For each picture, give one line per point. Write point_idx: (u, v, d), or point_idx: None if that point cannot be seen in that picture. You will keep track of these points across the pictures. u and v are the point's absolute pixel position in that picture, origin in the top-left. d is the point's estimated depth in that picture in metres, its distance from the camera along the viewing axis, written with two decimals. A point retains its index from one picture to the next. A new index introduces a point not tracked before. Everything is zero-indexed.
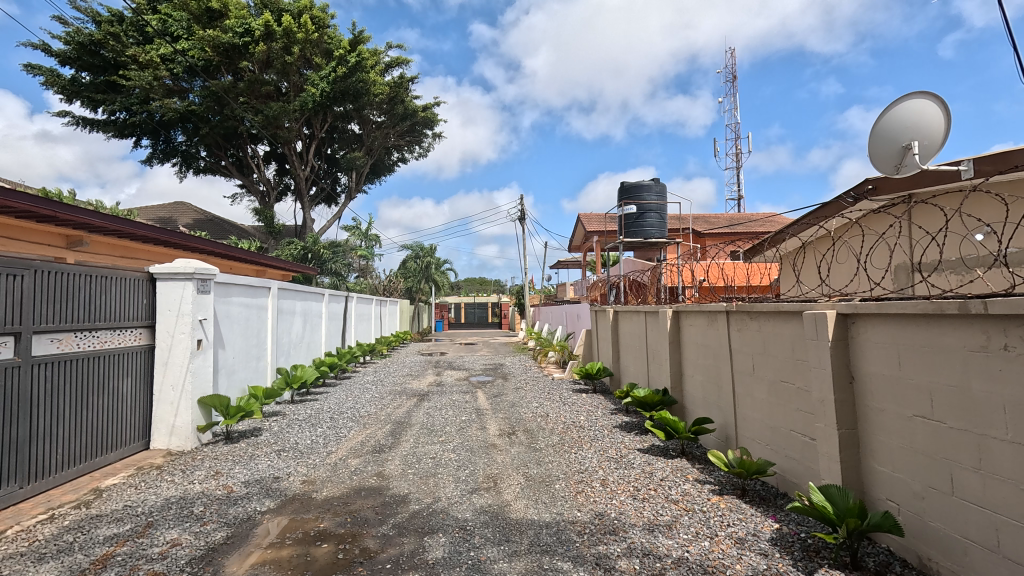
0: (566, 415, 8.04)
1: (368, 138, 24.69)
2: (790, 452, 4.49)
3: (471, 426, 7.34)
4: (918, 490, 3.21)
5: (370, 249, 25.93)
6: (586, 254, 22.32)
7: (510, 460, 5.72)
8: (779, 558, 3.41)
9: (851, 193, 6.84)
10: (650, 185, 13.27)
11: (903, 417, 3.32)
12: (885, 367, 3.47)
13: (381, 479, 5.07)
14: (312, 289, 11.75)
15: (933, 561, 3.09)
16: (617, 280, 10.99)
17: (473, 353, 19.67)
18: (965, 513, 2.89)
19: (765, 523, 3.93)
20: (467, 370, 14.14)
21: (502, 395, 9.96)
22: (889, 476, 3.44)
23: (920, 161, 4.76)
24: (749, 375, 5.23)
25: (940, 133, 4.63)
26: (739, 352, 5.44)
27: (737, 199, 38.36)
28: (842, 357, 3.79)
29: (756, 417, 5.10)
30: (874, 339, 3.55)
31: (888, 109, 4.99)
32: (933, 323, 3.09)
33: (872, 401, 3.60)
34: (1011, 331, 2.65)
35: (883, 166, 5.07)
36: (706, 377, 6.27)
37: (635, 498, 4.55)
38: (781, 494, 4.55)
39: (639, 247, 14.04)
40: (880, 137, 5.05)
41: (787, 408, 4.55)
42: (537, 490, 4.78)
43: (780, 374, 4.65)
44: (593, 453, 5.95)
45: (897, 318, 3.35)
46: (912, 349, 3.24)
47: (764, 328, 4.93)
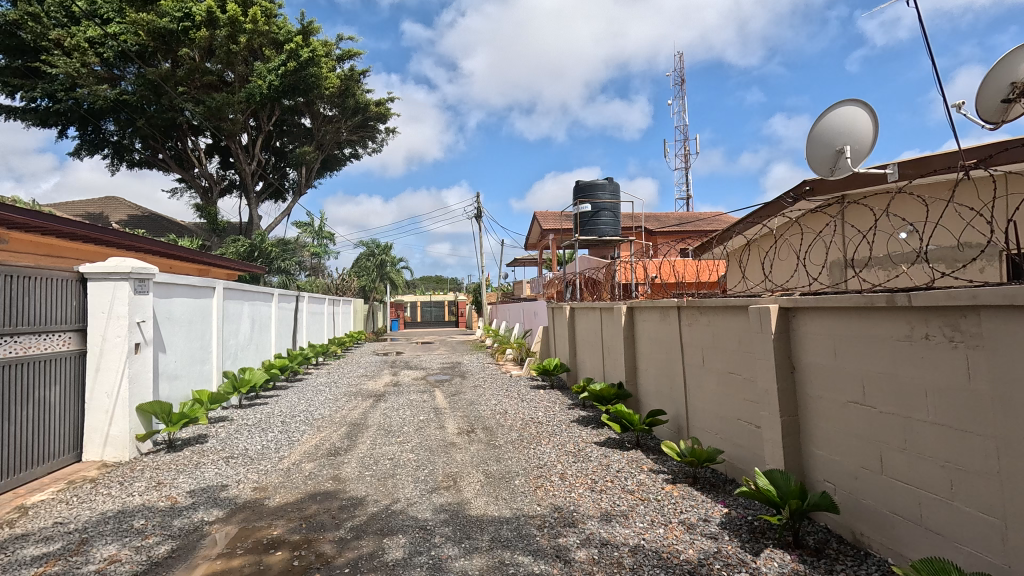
0: (524, 412, 8.08)
1: (319, 132, 23.88)
2: (738, 440, 4.72)
3: (429, 425, 7.29)
4: (852, 470, 3.46)
5: (321, 247, 25.14)
6: (542, 252, 22.44)
7: (469, 458, 5.71)
8: (728, 541, 3.57)
9: (790, 194, 7.20)
10: (604, 185, 13.53)
11: (839, 403, 3.56)
12: (822, 358, 3.71)
13: (339, 483, 4.96)
14: (261, 289, 11.27)
15: (865, 536, 3.34)
16: (574, 278, 11.17)
17: (430, 352, 19.43)
18: (893, 490, 3.14)
19: (715, 508, 4.12)
20: (424, 369, 13.98)
21: (460, 394, 9.93)
22: (826, 458, 3.69)
23: (852, 165, 5.09)
24: (699, 367, 5.45)
25: (869, 139, 5.00)
26: (691, 346, 5.64)
27: (687, 198, 39.21)
28: (784, 350, 4.02)
29: (707, 408, 5.32)
30: (813, 331, 3.79)
31: (823, 115, 5.32)
32: (864, 315, 3.33)
33: (811, 390, 3.82)
34: (931, 321, 2.89)
35: (819, 168, 5.40)
36: (660, 370, 6.47)
37: (593, 490, 4.65)
38: (729, 480, 4.78)
39: (594, 245, 14.29)
40: (817, 141, 5.38)
41: (734, 398, 4.77)
42: (497, 486, 4.80)
43: (728, 366, 4.87)
44: (551, 448, 6.03)
45: (832, 311, 3.58)
46: (846, 340, 3.48)
47: (714, 323, 5.14)
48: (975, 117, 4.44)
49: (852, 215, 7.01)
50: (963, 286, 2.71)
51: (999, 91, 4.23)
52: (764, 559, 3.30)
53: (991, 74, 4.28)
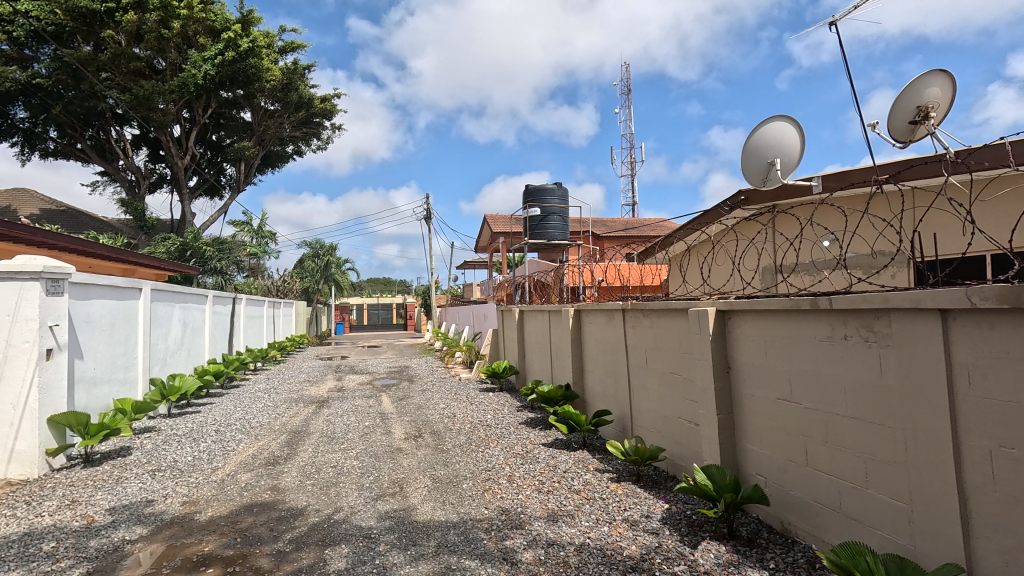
0: (473, 415, 8.05)
1: (259, 127, 22.82)
2: (679, 438, 4.91)
3: (374, 431, 7.11)
4: (781, 463, 3.68)
5: (261, 247, 24.03)
6: (493, 254, 22.46)
7: (416, 463, 5.62)
8: (669, 535, 3.71)
9: (727, 202, 7.58)
10: (553, 189, 13.74)
11: (769, 400, 3.78)
12: (754, 357, 3.92)
13: (277, 493, 4.74)
14: (193, 290, 10.63)
15: (793, 525, 3.56)
16: (523, 281, 11.26)
17: (377, 356, 18.97)
18: (817, 481, 3.36)
19: (657, 505, 4.26)
20: (371, 374, 13.64)
21: (408, 398, 9.75)
22: (758, 453, 3.91)
23: (781, 177, 5.44)
24: (642, 368, 5.63)
25: (796, 153, 5.37)
26: (634, 347, 5.81)
27: (633, 204, 40.37)
28: (720, 350, 4.22)
29: (649, 407, 5.50)
30: (746, 332, 4.00)
31: (755, 129, 5.65)
32: (791, 316, 3.56)
33: (745, 388, 4.04)
34: (849, 323, 3.13)
35: (752, 179, 5.72)
36: (606, 372, 6.63)
37: (540, 491, 4.69)
38: (670, 477, 4.97)
39: (543, 249, 14.47)
40: (750, 154, 5.70)
41: (675, 397, 4.96)
42: (444, 491, 4.75)
43: (669, 366, 5.06)
44: (500, 451, 6.04)
45: (763, 314, 3.80)
46: (775, 340, 3.70)
47: (656, 325, 5.33)
48: (889, 135, 4.87)
49: (781, 224, 7.47)
50: (877, 290, 2.95)
51: (906, 113, 4.65)
52: (702, 551, 3.44)
53: (900, 97, 4.70)
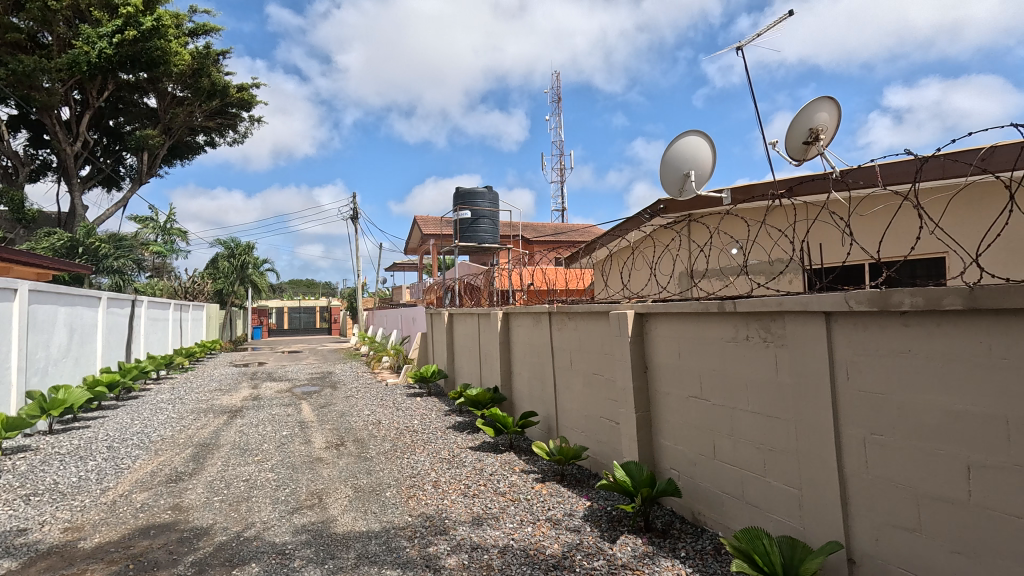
0: (399, 421, 7.86)
1: (166, 115, 20.98)
2: (600, 437, 5.08)
3: (293, 441, 6.75)
4: (691, 457, 3.91)
5: (167, 244, 22.10)
6: (423, 256, 22.12)
7: (337, 472, 5.39)
8: (589, 532, 3.82)
9: (647, 210, 7.96)
10: (483, 192, 13.78)
11: (682, 398, 4.01)
12: (669, 357, 4.15)
13: (180, 513, 4.36)
14: (83, 291, 9.56)
15: (702, 515, 3.79)
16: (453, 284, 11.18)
17: (298, 361, 18.04)
18: (723, 472, 3.61)
19: (579, 502, 4.38)
20: (291, 380, 12.95)
21: (331, 405, 9.36)
22: (672, 448, 4.13)
23: (696, 188, 5.79)
24: (567, 369, 5.78)
25: (708, 165, 5.75)
26: (560, 349, 5.95)
27: (562, 209, 41.35)
28: (639, 351, 4.42)
29: (574, 407, 5.65)
30: (661, 334, 4.22)
31: (672, 143, 6.01)
32: (701, 318, 3.80)
33: (660, 386, 4.26)
34: (750, 324, 3.39)
35: (670, 189, 6.06)
36: (533, 374, 6.72)
37: (465, 495, 4.67)
38: (593, 475, 5.13)
39: (474, 252, 14.45)
40: (668, 165, 6.03)
41: (597, 397, 5.14)
42: (366, 500, 4.59)
43: (592, 367, 5.23)
44: (426, 456, 5.94)
45: (677, 316, 4.03)
46: (688, 341, 3.94)
47: (580, 327, 5.49)
48: (785, 154, 5.33)
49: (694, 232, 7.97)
50: (774, 294, 3.22)
51: (800, 134, 5.14)
52: (620, 545, 3.58)
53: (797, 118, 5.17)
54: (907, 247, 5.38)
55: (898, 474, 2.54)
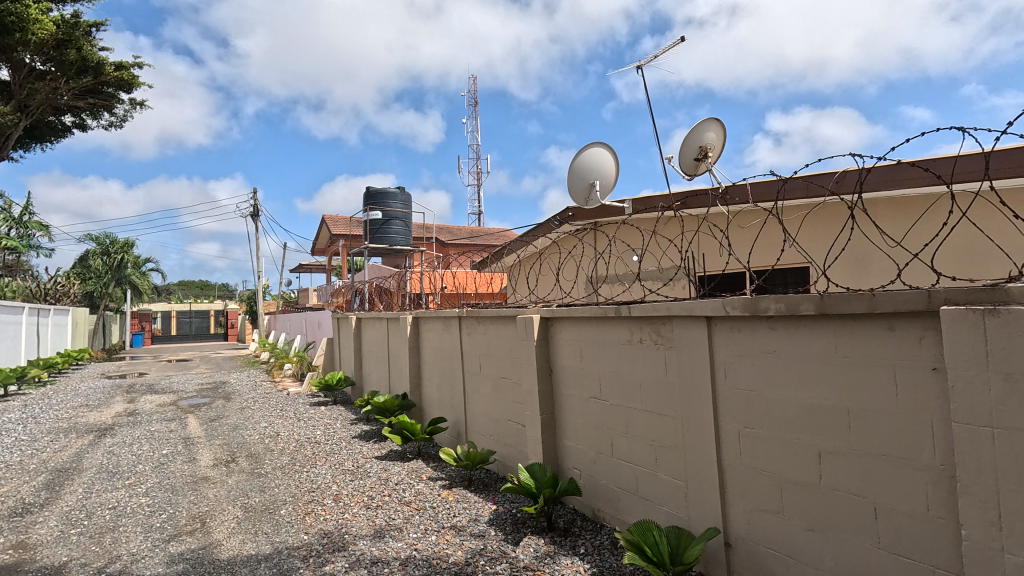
0: (300, 433, 7.40)
1: (20, 89, 18.13)
2: (507, 440, 5.14)
3: (174, 460, 6.10)
4: (592, 456, 4.07)
5: (21, 239, 19.10)
6: (331, 258, 21.09)
7: (225, 492, 4.96)
8: (494, 536, 3.84)
9: (556, 217, 8.18)
10: (396, 193, 13.43)
11: (583, 399, 4.16)
12: (572, 360, 4.29)
13: (24, 552, 3.76)
14: None
15: (601, 511, 3.96)
16: (362, 287, 10.77)
17: (186, 371, 16.38)
18: (620, 469, 3.79)
19: (485, 507, 4.40)
20: (175, 392, 11.72)
21: (222, 418, 8.60)
22: (574, 448, 4.27)
23: (601, 197, 6.04)
24: (476, 374, 5.78)
25: (612, 176, 6.03)
26: (469, 354, 5.94)
27: (479, 213, 41.38)
28: (544, 354, 4.53)
29: (482, 412, 5.66)
30: (565, 337, 4.36)
31: (579, 154, 6.25)
32: (600, 322, 3.97)
33: (563, 389, 4.39)
34: (643, 328, 3.60)
35: (578, 198, 6.28)
36: (442, 379, 6.65)
37: (368, 507, 4.49)
38: (500, 478, 5.18)
39: (385, 254, 14.02)
40: (575, 175, 6.27)
41: (505, 401, 5.19)
42: (257, 520, 4.27)
43: (500, 371, 5.28)
44: (327, 469, 5.65)
45: (578, 320, 4.19)
46: (588, 344, 4.10)
47: (489, 332, 5.52)
48: (680, 169, 5.75)
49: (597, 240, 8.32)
50: (664, 300, 3.45)
51: (692, 151, 5.57)
52: (523, 547, 3.64)
53: (689, 136, 5.59)
54: (772, 258, 6.03)
55: (766, 463, 2.81)
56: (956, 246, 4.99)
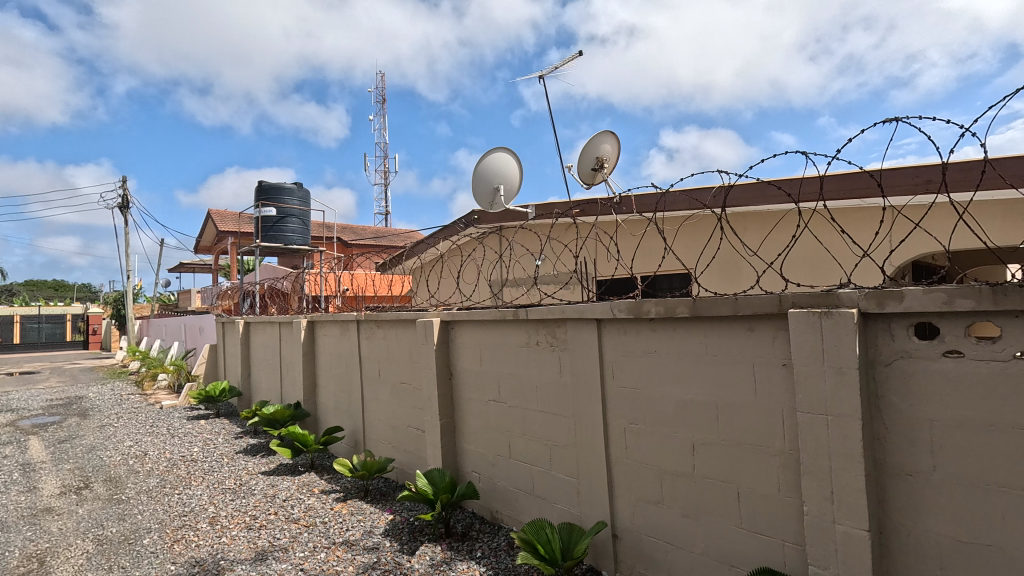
0: (173, 450, 6.65)
1: None
2: (407, 446, 5.01)
3: (7, 492, 5.19)
4: (490, 458, 4.09)
5: None
6: (218, 256, 19.27)
7: (73, 525, 4.31)
8: (388, 548, 3.72)
9: (462, 220, 8.14)
10: (293, 189, 12.59)
11: (482, 402, 4.17)
12: (471, 364, 4.29)
13: None
14: None
15: (498, 512, 3.99)
16: (252, 288, 9.95)
17: (30, 386, 14.05)
18: (517, 470, 3.84)
19: (381, 518, 4.25)
20: (15, 411, 10.01)
21: (75, 439, 7.48)
22: (473, 451, 4.26)
23: (505, 201, 6.13)
24: (375, 380, 5.57)
25: (515, 181, 6.14)
26: (368, 359, 5.71)
27: (385, 213, 40.13)
28: (444, 358, 4.48)
29: (381, 419, 5.46)
30: (465, 341, 4.34)
31: (483, 157, 6.28)
32: (499, 326, 4.01)
33: (463, 392, 4.37)
34: (539, 330, 3.69)
35: (481, 201, 6.31)
36: (339, 386, 6.33)
37: (250, 528, 4.14)
38: (398, 486, 5.03)
39: (280, 254, 13.09)
40: (480, 178, 6.29)
41: (404, 407, 5.06)
42: (113, 554, 3.75)
43: (399, 377, 5.13)
44: (204, 489, 5.13)
45: (478, 323, 4.19)
46: (487, 347, 4.12)
47: (388, 336, 5.34)
48: (578, 178, 6.01)
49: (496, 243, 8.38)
50: (559, 303, 3.55)
51: (590, 161, 5.84)
52: (418, 556, 3.56)
53: (587, 146, 5.85)
54: (654, 264, 6.45)
55: (648, 457, 3.00)
56: (801, 254, 5.63)
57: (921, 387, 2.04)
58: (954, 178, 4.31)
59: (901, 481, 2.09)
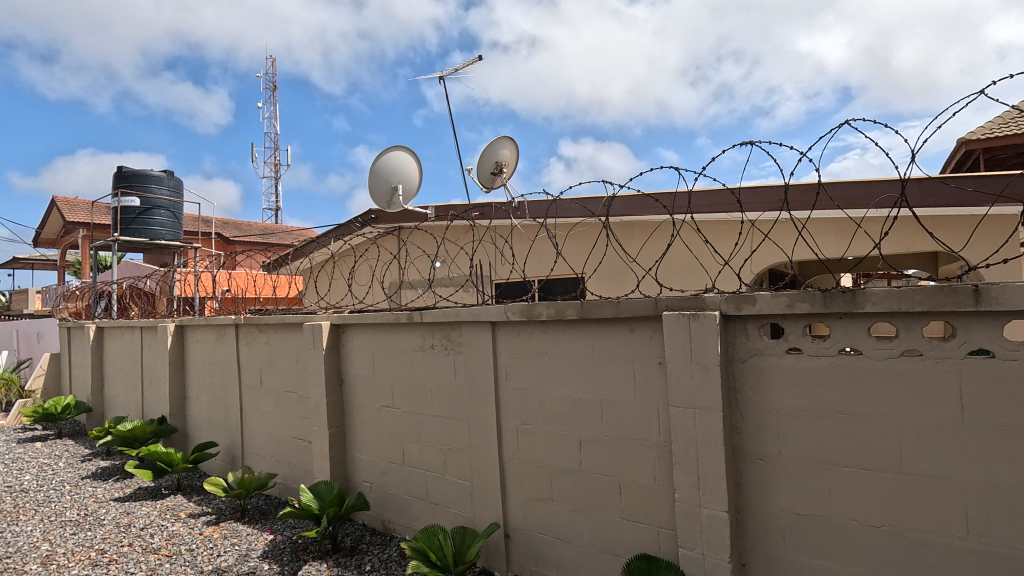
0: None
1: None
2: (291, 460, 4.67)
3: None
4: (382, 466, 3.94)
5: None
6: (63, 251, 16.59)
7: None
8: (266, 571, 3.43)
9: (358, 219, 7.80)
10: (162, 177, 11.13)
11: (375, 409, 4.01)
12: (364, 369, 4.11)
13: None
14: None
15: (391, 522, 3.86)
16: (107, 289, 8.69)
17: None
18: (410, 478, 3.74)
19: (259, 539, 3.91)
20: None
21: None
22: (364, 461, 4.08)
23: (403, 202, 5.98)
24: (256, 389, 5.13)
25: (414, 182, 6.02)
26: (248, 366, 5.24)
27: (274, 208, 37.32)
28: (333, 364, 4.24)
29: (262, 431, 5.04)
30: (356, 345, 4.15)
31: (380, 155, 6.07)
32: (393, 330, 3.88)
33: (354, 399, 4.17)
34: (434, 333, 3.63)
35: (378, 200, 6.09)
36: (213, 397, 5.74)
37: (95, 565, 3.60)
38: (281, 503, 4.68)
39: (144, 250, 11.60)
40: (377, 176, 6.06)
41: (289, 417, 4.71)
42: None
43: (283, 385, 4.77)
44: (36, 524, 4.36)
45: (371, 327, 4.03)
46: (380, 352, 3.98)
47: (271, 341, 4.95)
48: (478, 181, 6.04)
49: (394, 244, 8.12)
50: (454, 306, 3.53)
51: (489, 165, 5.90)
52: None
53: (486, 151, 5.91)
54: (546, 267, 6.66)
55: (539, 456, 3.07)
56: (674, 261, 6.14)
57: (769, 381, 2.31)
58: (797, 197, 4.99)
59: (754, 465, 2.35)
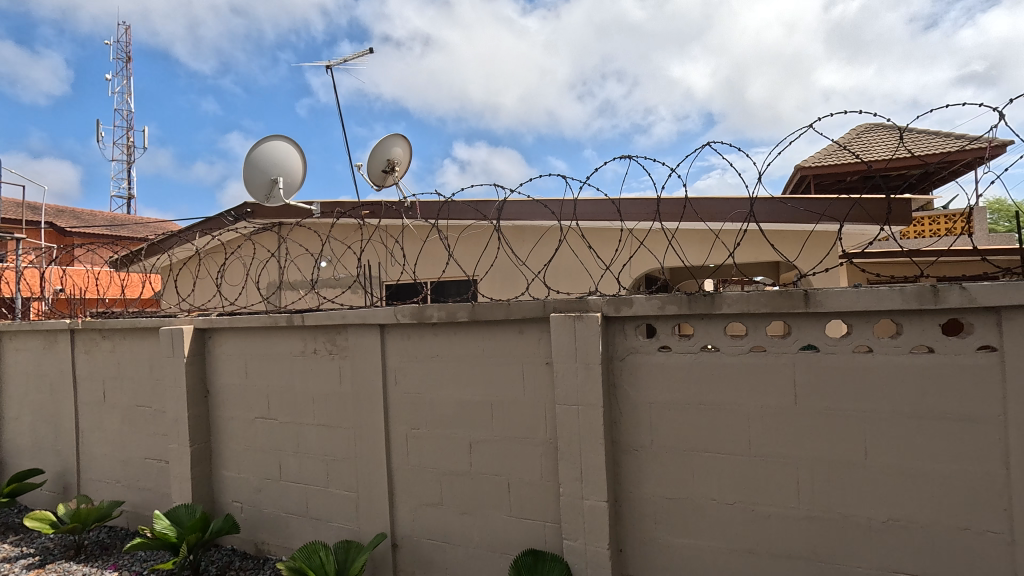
0: None
1: None
2: (143, 483, 4.10)
3: None
4: (256, 483, 3.61)
5: None
6: None
7: None
8: None
9: (231, 212, 7.09)
10: None
11: (247, 421, 3.66)
12: (234, 378, 3.73)
13: None
14: None
15: (265, 543, 3.56)
16: None
17: None
18: (288, 493, 3.48)
19: None
20: None
21: None
22: (234, 478, 3.71)
23: (284, 196, 5.55)
24: (97, 405, 4.42)
25: (297, 176, 5.62)
26: (87, 379, 4.50)
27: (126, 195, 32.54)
28: (197, 373, 3.80)
29: (105, 453, 4.35)
30: (226, 352, 3.76)
31: (258, 144, 5.56)
32: (270, 334, 3.58)
33: (223, 412, 3.77)
34: (317, 337, 3.41)
35: (255, 193, 5.57)
36: (40, 416, 4.84)
37: None
38: (129, 534, 4.08)
39: None
40: (253, 166, 5.54)
41: (140, 435, 4.13)
42: None
43: (134, 399, 4.17)
44: None
45: (244, 332, 3.67)
46: (255, 359, 3.64)
47: (118, 349, 4.30)
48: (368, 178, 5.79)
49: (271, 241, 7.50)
50: (339, 309, 3.35)
51: (380, 162, 5.69)
52: None
53: (377, 147, 5.69)
54: (438, 269, 6.59)
55: (429, 460, 3.03)
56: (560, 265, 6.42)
57: (643, 377, 2.51)
58: (667, 210, 5.51)
59: (630, 455, 2.53)
